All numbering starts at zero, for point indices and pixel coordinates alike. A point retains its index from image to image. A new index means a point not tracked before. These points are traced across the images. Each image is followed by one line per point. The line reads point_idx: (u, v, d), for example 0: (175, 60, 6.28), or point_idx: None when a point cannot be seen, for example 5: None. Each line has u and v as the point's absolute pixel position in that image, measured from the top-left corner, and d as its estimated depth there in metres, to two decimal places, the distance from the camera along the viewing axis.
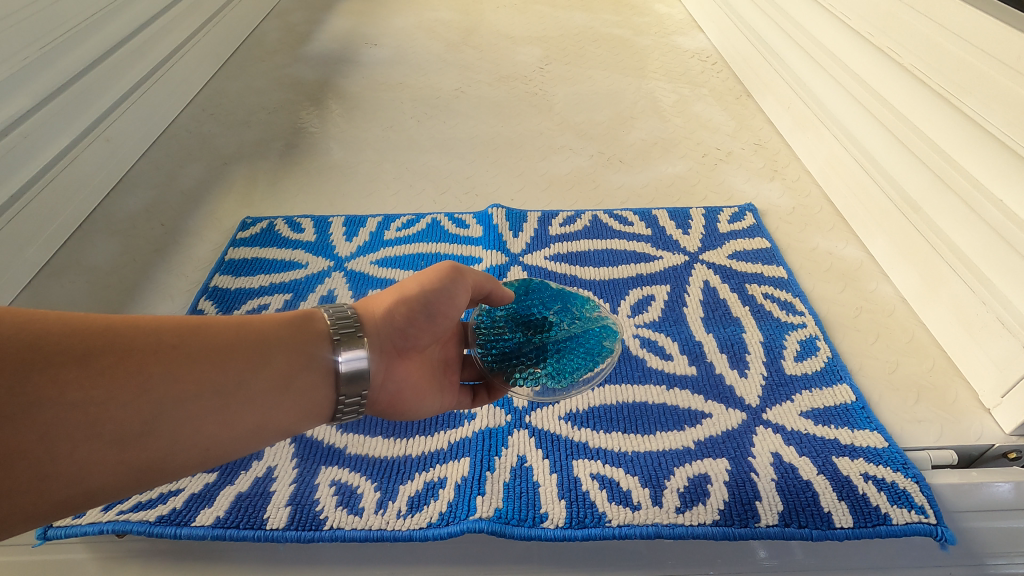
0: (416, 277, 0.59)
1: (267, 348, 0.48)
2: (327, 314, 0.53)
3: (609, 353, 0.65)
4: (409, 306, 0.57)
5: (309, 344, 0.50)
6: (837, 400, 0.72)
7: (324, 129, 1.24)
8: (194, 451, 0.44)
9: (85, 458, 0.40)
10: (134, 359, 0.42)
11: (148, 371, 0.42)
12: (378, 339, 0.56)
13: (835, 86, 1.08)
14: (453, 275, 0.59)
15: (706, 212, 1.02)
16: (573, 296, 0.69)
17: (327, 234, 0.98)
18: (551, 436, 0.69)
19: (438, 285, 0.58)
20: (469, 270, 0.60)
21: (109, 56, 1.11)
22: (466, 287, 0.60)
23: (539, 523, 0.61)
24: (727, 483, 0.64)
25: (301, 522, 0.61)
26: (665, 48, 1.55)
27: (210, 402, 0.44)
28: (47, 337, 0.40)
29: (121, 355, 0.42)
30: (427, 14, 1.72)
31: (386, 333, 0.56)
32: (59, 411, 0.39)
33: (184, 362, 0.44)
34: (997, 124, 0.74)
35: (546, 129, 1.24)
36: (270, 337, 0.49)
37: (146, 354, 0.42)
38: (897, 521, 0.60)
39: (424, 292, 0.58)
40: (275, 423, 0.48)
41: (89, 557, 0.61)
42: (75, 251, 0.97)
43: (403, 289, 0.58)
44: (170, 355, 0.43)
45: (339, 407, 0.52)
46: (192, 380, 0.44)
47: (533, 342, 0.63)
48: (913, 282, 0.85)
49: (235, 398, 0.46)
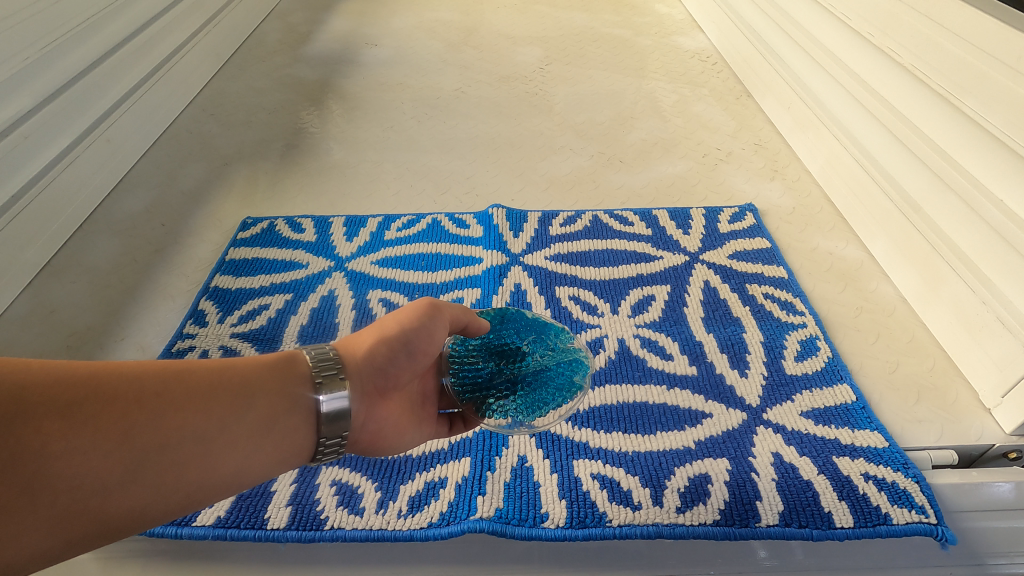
0: (394, 315, 0.59)
1: (250, 392, 0.48)
2: (308, 354, 0.53)
3: (578, 390, 0.64)
4: (390, 345, 0.57)
5: (292, 385, 0.50)
6: (837, 400, 0.72)
7: (323, 129, 1.24)
8: (175, 496, 0.44)
9: (66, 507, 0.40)
10: (117, 408, 0.42)
11: (131, 421, 0.42)
12: (361, 380, 0.55)
13: (835, 86, 1.08)
14: (431, 312, 0.59)
15: (707, 212, 1.02)
16: (549, 326, 0.68)
17: (328, 234, 0.98)
18: (551, 437, 0.69)
19: (417, 322, 0.58)
20: (446, 305, 0.60)
21: (110, 56, 1.11)
22: (442, 323, 0.60)
23: (539, 523, 0.61)
24: (727, 483, 0.64)
25: (301, 522, 0.61)
26: (664, 49, 1.56)
27: (192, 447, 0.44)
28: (30, 388, 0.40)
29: (103, 404, 0.42)
30: (427, 15, 1.72)
31: (367, 374, 0.56)
32: (43, 461, 0.39)
33: (167, 409, 0.44)
34: (998, 124, 0.74)
35: (545, 129, 1.25)
36: (253, 380, 0.49)
37: (129, 402, 0.42)
38: (897, 521, 0.60)
39: (403, 330, 0.58)
40: (256, 466, 0.48)
41: (90, 557, 0.61)
42: (75, 252, 0.97)
43: (382, 328, 0.58)
44: (153, 403, 0.43)
45: (321, 446, 0.52)
46: (174, 427, 0.43)
47: (505, 374, 0.62)
48: (913, 282, 0.85)
49: (218, 442, 0.45)
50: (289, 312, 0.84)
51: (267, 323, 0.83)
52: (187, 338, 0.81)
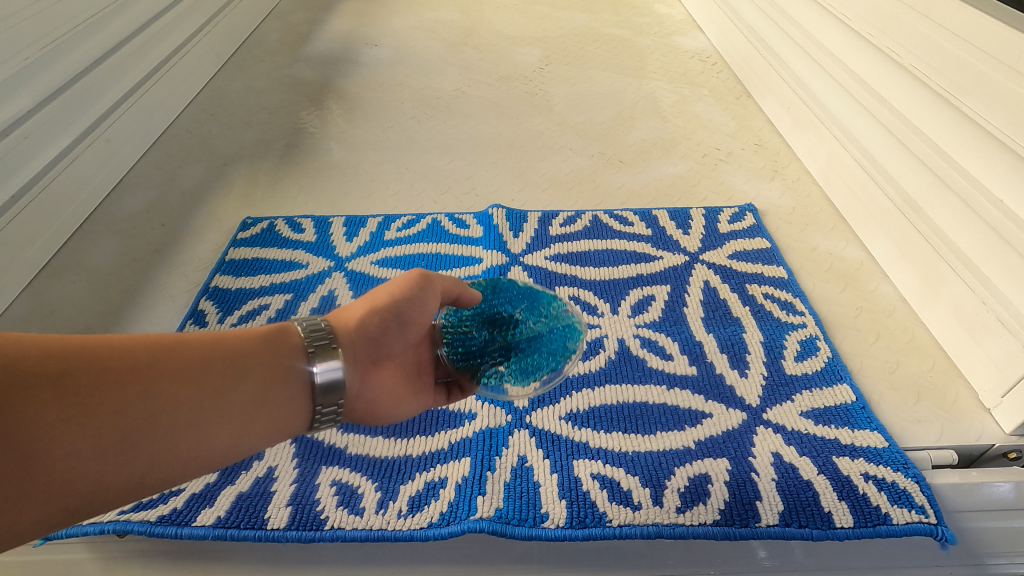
0: (385, 286, 0.59)
1: (243, 363, 0.48)
2: (299, 327, 0.52)
3: (571, 354, 0.64)
4: (382, 315, 0.57)
5: (285, 357, 0.50)
6: (837, 400, 0.72)
7: (323, 129, 1.24)
8: (172, 464, 0.44)
9: (63, 476, 0.40)
10: (110, 379, 0.42)
11: (125, 391, 0.42)
12: (353, 350, 0.55)
13: (835, 86, 1.08)
14: (422, 282, 0.59)
15: (706, 212, 1.02)
16: (540, 294, 0.66)
17: (328, 234, 0.98)
18: (551, 436, 0.69)
19: (408, 293, 0.58)
20: (438, 276, 0.60)
21: (110, 56, 1.11)
22: (434, 293, 0.59)
23: (539, 522, 0.61)
24: (727, 483, 0.64)
25: (301, 522, 0.61)
26: (665, 49, 1.56)
27: (186, 417, 0.44)
28: (21, 360, 0.39)
29: (96, 375, 0.41)
30: (427, 15, 1.72)
31: (360, 344, 0.56)
32: (37, 432, 0.39)
33: (160, 380, 0.44)
34: (997, 124, 0.74)
35: (545, 129, 1.25)
36: (245, 352, 0.48)
37: (122, 374, 0.42)
38: (897, 521, 0.60)
39: (394, 300, 0.57)
40: (252, 436, 0.48)
41: (90, 557, 0.61)
42: (75, 252, 0.97)
43: (373, 299, 0.57)
44: (146, 373, 0.43)
45: (317, 416, 0.52)
46: (167, 398, 0.43)
47: (498, 342, 0.61)
48: (913, 282, 0.85)
49: (212, 412, 0.45)
50: (289, 312, 0.85)
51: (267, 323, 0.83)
52: None
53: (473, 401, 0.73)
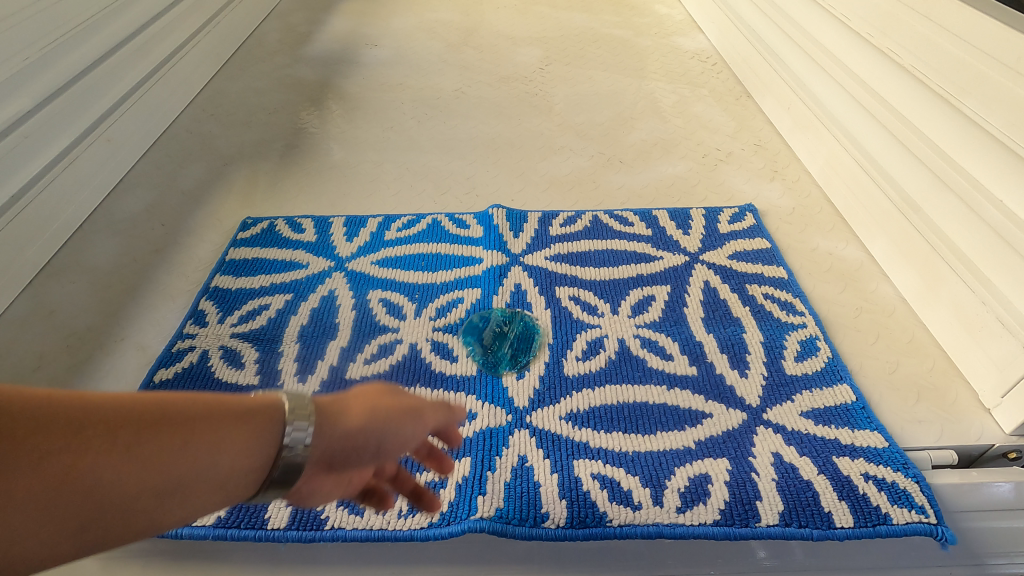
0: (360, 403, 0.44)
1: (249, 437, 0.38)
2: None
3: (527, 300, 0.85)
4: (377, 411, 0.43)
5: (289, 435, 0.39)
6: (837, 400, 0.72)
7: (324, 129, 1.25)
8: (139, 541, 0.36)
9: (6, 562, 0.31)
10: (83, 452, 0.32)
11: (102, 464, 0.33)
12: (315, 454, 0.40)
13: (835, 86, 1.08)
14: (411, 415, 0.46)
15: (707, 212, 1.02)
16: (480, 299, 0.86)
17: (328, 234, 0.98)
18: (551, 436, 0.69)
19: (387, 416, 0.44)
20: (430, 410, 0.47)
21: (110, 56, 1.11)
22: (422, 428, 0.47)
23: (540, 523, 0.61)
24: (727, 483, 0.64)
25: (302, 522, 0.61)
26: (665, 49, 1.56)
27: (170, 499, 0.35)
28: None
29: (63, 443, 0.32)
30: (427, 15, 1.72)
31: (331, 450, 0.41)
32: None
33: (147, 452, 0.34)
34: (998, 125, 0.74)
35: (545, 129, 1.25)
36: (254, 419, 0.38)
37: (104, 441, 0.33)
38: (896, 521, 0.61)
39: (377, 422, 0.43)
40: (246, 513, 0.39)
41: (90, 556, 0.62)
42: (75, 252, 0.97)
43: (372, 408, 0.44)
44: (127, 446, 0.33)
45: None
46: (148, 478, 0.34)
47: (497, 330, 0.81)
48: (913, 283, 0.85)
49: (200, 495, 0.36)
50: (289, 313, 0.85)
51: (267, 323, 0.83)
52: (187, 338, 0.81)
53: (473, 401, 0.73)
